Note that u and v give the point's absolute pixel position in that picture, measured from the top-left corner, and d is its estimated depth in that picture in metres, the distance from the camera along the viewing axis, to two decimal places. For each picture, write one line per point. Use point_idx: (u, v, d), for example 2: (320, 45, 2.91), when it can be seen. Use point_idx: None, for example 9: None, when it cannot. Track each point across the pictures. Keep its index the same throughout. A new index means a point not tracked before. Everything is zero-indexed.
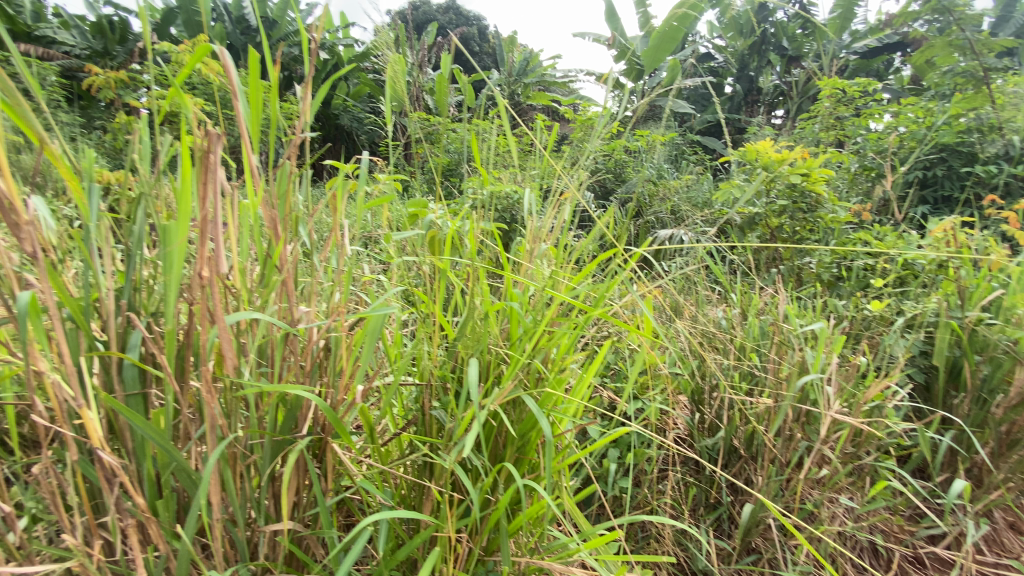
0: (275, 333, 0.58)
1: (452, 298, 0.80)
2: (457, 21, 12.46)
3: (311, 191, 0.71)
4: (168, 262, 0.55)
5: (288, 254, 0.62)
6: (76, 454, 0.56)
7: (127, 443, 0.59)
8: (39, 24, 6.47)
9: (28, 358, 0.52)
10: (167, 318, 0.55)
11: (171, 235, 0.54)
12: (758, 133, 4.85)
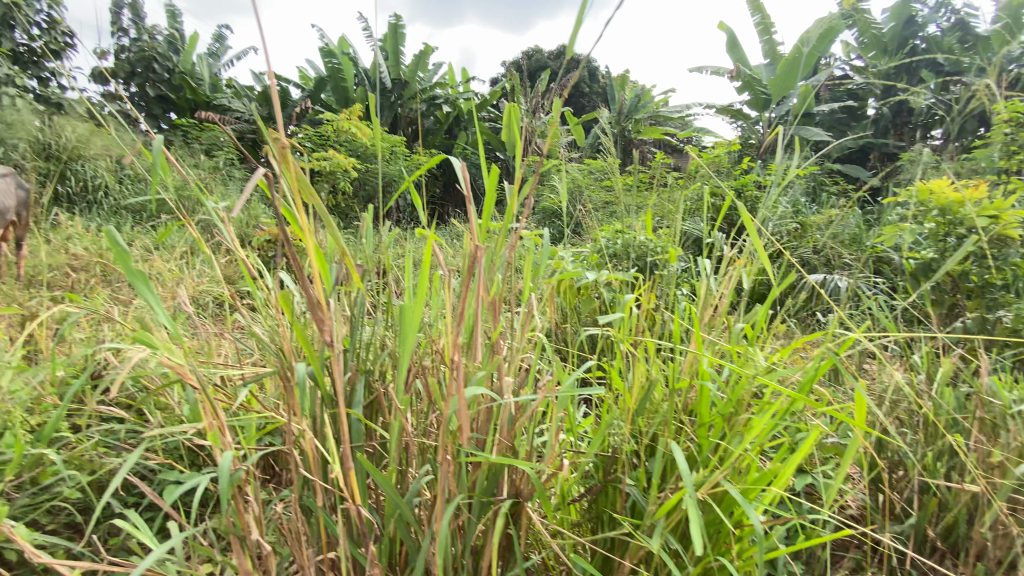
0: (493, 406, 0.65)
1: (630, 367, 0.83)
2: (568, 65, 12.96)
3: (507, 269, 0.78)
4: (405, 338, 0.65)
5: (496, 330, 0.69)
6: (319, 495, 0.66)
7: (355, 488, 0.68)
8: (216, 94, 7.47)
9: (295, 415, 0.64)
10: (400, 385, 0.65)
11: (408, 314, 0.64)
12: (913, 161, 4.32)
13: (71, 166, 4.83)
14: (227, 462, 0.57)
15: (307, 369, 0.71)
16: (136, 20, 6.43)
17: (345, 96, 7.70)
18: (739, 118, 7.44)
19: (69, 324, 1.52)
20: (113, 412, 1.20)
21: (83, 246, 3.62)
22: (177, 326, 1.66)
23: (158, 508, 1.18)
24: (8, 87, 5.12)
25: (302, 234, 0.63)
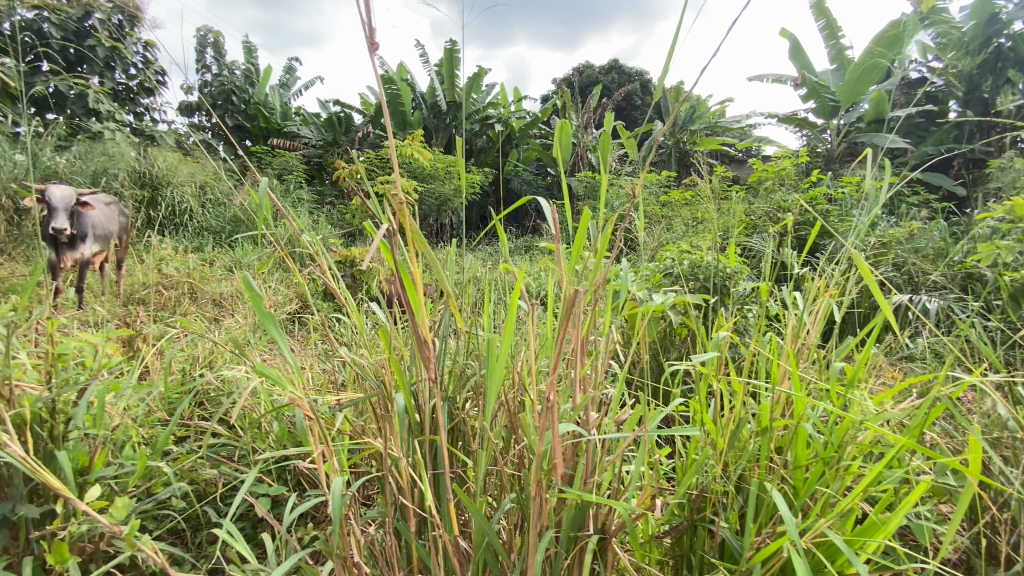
0: (583, 443, 0.66)
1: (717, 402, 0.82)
2: (618, 80, 12.94)
3: (595, 302, 0.79)
4: (494, 366, 0.67)
5: (585, 364, 0.69)
6: (411, 518, 0.69)
7: (444, 517, 0.70)
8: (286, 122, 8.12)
9: (391, 439, 0.68)
10: (489, 414, 0.67)
11: (499, 345, 0.67)
12: (1006, 166, 3.99)
13: (162, 193, 5.30)
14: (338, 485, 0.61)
15: (398, 395, 0.74)
16: (218, 58, 7.02)
17: (402, 119, 8.03)
18: (805, 126, 7.11)
19: (165, 342, 1.66)
20: (212, 426, 1.30)
21: (171, 266, 3.96)
22: (260, 347, 1.78)
23: (248, 518, 1.26)
24: (111, 124, 5.71)
25: (411, 277, 0.66)
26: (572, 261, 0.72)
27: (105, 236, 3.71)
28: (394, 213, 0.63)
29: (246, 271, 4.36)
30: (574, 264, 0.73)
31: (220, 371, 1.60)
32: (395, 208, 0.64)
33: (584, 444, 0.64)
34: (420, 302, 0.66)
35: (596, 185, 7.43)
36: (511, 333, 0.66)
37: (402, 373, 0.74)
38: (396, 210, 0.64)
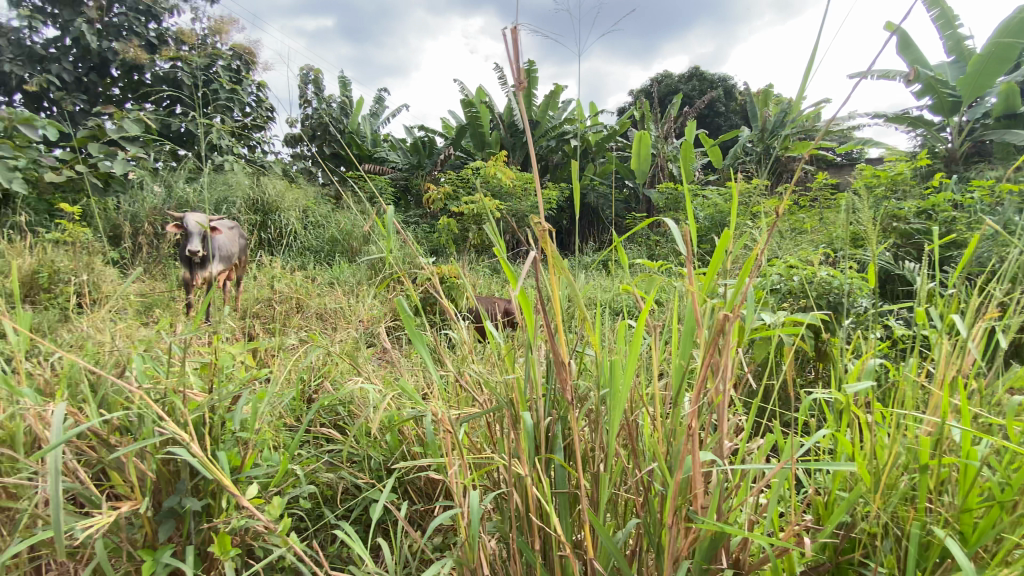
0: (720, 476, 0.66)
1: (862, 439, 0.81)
2: (699, 88, 12.50)
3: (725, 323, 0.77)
4: (622, 390, 0.68)
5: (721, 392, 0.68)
6: (535, 535, 0.72)
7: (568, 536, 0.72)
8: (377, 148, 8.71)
9: (519, 458, 0.71)
10: (615, 437, 0.68)
11: (626, 369, 0.67)
12: None
13: (272, 217, 5.87)
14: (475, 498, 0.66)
15: (521, 413, 0.77)
16: (318, 93, 7.69)
17: (481, 140, 8.30)
18: (919, 125, 6.43)
19: (284, 352, 1.83)
20: (332, 435, 1.43)
21: (280, 282, 4.36)
22: (362, 359, 1.91)
23: (360, 522, 1.36)
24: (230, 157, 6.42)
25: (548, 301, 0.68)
26: (708, 284, 0.70)
27: (228, 257, 4.15)
28: (538, 241, 0.64)
29: (343, 286, 4.69)
30: (708, 286, 0.71)
31: (331, 381, 1.74)
32: (538, 237, 0.64)
33: (722, 477, 0.63)
34: (556, 319, 0.67)
35: (679, 197, 7.20)
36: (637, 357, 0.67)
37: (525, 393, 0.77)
38: (540, 238, 0.64)
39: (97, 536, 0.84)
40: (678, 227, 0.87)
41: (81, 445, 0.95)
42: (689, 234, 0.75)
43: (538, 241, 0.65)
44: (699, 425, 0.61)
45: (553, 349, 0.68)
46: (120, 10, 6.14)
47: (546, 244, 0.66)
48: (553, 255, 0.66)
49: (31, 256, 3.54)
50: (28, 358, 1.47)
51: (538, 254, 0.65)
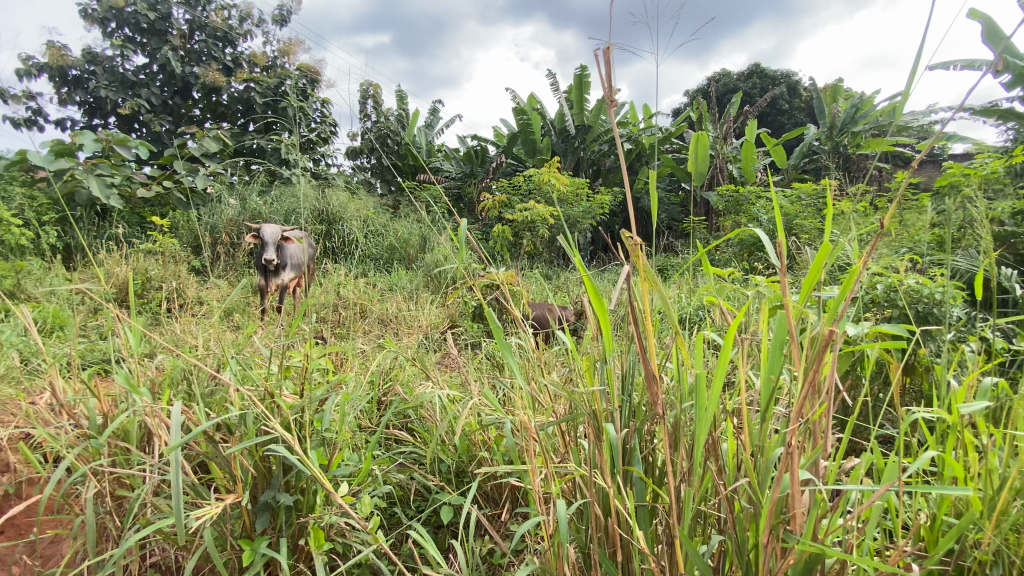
0: (815, 495, 0.66)
1: (972, 464, 0.77)
2: (760, 85, 11.98)
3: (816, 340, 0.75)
4: (709, 407, 0.69)
5: (815, 411, 0.67)
6: (616, 544, 0.74)
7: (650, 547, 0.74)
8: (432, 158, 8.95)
9: (601, 468, 0.73)
10: (700, 452, 0.69)
11: (712, 386, 0.68)
12: None
13: (336, 227, 6.17)
14: (563, 505, 0.70)
15: (602, 424, 0.80)
16: (377, 107, 8.01)
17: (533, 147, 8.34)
18: (1014, 116, 5.87)
19: (353, 356, 1.93)
20: (405, 437, 1.50)
21: (345, 288, 4.57)
22: (427, 366, 1.98)
23: (430, 522, 1.41)
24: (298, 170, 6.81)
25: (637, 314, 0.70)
26: (802, 297, 0.69)
27: (299, 265, 4.39)
28: (630, 255, 0.67)
29: (402, 292, 4.85)
30: (803, 300, 0.70)
31: (400, 384, 1.83)
32: (631, 252, 0.67)
33: (817, 496, 0.64)
34: (645, 333, 0.69)
35: (740, 199, 6.93)
36: (724, 375, 0.67)
37: (605, 406, 0.80)
38: (632, 253, 0.67)
39: (205, 526, 0.93)
40: (769, 240, 0.87)
41: (195, 441, 1.05)
42: (779, 247, 0.74)
43: (630, 256, 0.68)
44: (797, 446, 0.61)
45: (645, 362, 0.69)
46: (200, 37, 6.66)
47: (638, 258, 0.69)
48: (644, 269, 0.69)
49: (127, 264, 3.90)
50: (133, 358, 1.63)
51: (630, 268, 0.68)
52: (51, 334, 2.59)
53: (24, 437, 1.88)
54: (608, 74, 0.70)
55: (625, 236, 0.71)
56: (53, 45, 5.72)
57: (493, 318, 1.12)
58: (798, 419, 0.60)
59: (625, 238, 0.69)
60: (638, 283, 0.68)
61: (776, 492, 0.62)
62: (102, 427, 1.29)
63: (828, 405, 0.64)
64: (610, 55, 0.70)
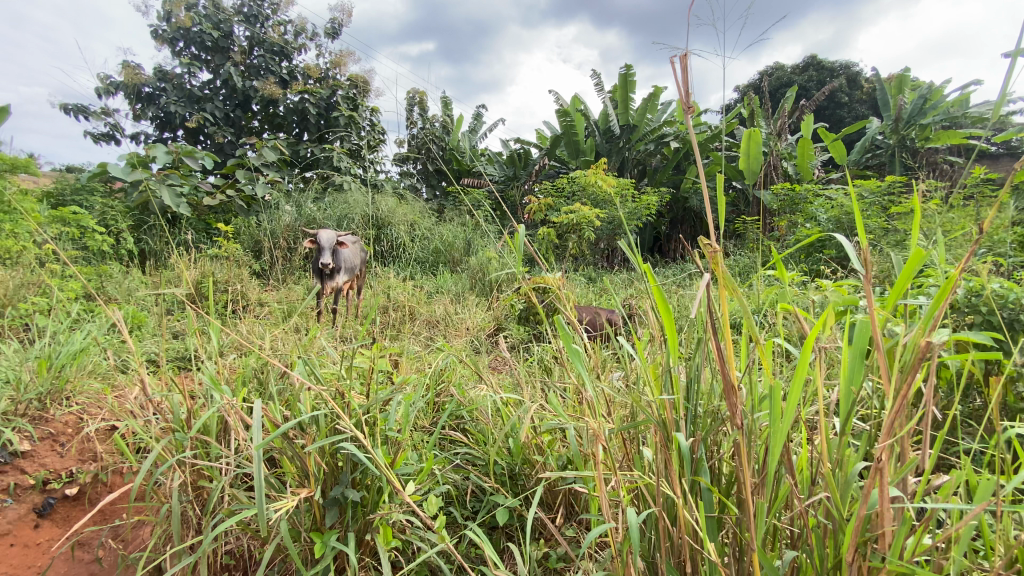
0: (903, 511, 0.65)
1: None
2: (817, 78, 11.41)
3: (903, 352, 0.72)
4: (785, 419, 0.67)
5: (902, 426, 0.65)
6: (685, 553, 0.75)
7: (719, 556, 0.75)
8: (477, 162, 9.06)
9: (670, 476, 0.74)
10: (775, 463, 0.69)
11: (788, 397, 0.67)
12: None
13: (385, 231, 6.34)
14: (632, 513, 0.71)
15: (670, 432, 0.80)
16: (423, 113, 8.20)
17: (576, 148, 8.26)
18: None
19: (406, 356, 1.97)
20: (460, 438, 1.52)
21: (394, 290, 4.69)
22: (477, 369, 2.01)
23: (486, 523, 1.44)
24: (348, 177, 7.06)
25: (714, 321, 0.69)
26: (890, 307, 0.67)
27: (352, 268, 4.55)
28: (708, 261, 0.67)
29: (448, 294, 4.92)
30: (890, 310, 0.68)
31: (454, 386, 1.86)
32: (709, 258, 0.67)
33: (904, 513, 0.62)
34: (724, 340, 0.68)
35: (797, 198, 6.62)
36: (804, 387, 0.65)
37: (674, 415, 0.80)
38: (710, 260, 0.67)
39: (283, 519, 0.99)
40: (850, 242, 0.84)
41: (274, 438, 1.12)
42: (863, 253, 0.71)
43: (708, 261, 0.68)
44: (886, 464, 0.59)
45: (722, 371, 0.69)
46: (258, 52, 7.01)
47: (716, 265, 0.68)
48: (722, 275, 0.69)
49: (195, 268, 4.16)
50: (206, 357, 1.73)
51: (708, 275, 0.68)
52: (130, 333, 2.79)
53: (110, 428, 2.04)
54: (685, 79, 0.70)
55: (702, 242, 0.71)
56: (129, 65, 6.18)
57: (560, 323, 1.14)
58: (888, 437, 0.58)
59: (703, 244, 0.69)
60: (717, 289, 0.68)
61: (863, 506, 0.62)
62: (185, 420, 1.40)
63: (920, 420, 0.61)
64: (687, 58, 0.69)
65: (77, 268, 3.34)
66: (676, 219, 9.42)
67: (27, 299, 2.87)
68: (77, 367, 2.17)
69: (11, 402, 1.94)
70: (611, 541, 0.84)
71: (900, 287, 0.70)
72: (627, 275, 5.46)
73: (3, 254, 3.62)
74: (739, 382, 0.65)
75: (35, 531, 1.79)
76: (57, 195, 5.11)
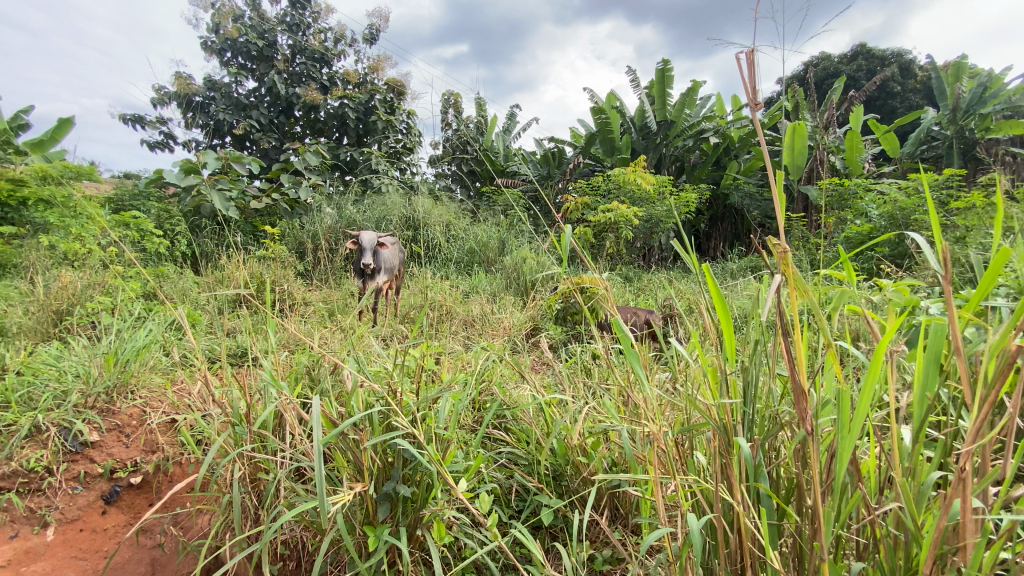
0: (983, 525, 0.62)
1: None
2: (867, 67, 10.86)
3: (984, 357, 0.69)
4: (851, 426, 0.66)
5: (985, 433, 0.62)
6: (747, 557, 0.76)
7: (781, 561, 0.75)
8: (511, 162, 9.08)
9: (730, 480, 0.75)
10: (843, 471, 0.68)
11: (857, 403, 0.65)
12: None
13: (421, 232, 6.43)
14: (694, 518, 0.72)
15: (731, 438, 0.81)
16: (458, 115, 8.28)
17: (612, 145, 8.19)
18: None
19: (448, 355, 1.99)
20: (504, 438, 1.53)
21: (432, 290, 4.75)
22: (517, 369, 2.02)
23: (530, 522, 1.44)
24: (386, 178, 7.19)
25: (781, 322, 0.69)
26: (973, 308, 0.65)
27: (392, 268, 4.63)
28: (778, 263, 0.67)
29: (484, 293, 4.95)
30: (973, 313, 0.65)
31: (496, 384, 1.88)
32: (778, 258, 0.67)
33: (986, 526, 0.60)
34: (793, 343, 0.67)
35: (846, 194, 6.33)
36: (873, 393, 0.63)
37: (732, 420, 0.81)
38: (779, 260, 0.67)
39: (340, 513, 1.03)
40: (924, 241, 0.80)
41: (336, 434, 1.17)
42: (943, 255, 0.69)
43: (778, 263, 0.68)
44: (968, 477, 0.58)
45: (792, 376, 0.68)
46: (301, 60, 7.26)
47: (787, 267, 0.68)
48: (792, 277, 0.68)
49: (244, 269, 4.33)
50: (258, 354, 1.81)
51: (778, 277, 0.68)
52: (185, 330, 2.94)
53: (170, 421, 2.16)
54: (754, 78, 0.70)
55: (770, 242, 0.70)
56: (182, 76, 6.51)
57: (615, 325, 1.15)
58: (971, 446, 0.57)
59: (771, 245, 0.69)
60: (787, 290, 0.67)
61: (941, 515, 0.61)
62: (243, 415, 1.46)
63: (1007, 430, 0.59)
64: (754, 57, 0.69)
65: (137, 269, 3.55)
66: (716, 217, 9.16)
67: (93, 298, 3.05)
68: (140, 363, 2.30)
69: (81, 395, 2.08)
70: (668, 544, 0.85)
71: (983, 289, 0.67)
72: (664, 274, 5.35)
73: (71, 256, 3.87)
74: (809, 384, 0.65)
75: (103, 517, 1.91)
76: (118, 201, 5.58)
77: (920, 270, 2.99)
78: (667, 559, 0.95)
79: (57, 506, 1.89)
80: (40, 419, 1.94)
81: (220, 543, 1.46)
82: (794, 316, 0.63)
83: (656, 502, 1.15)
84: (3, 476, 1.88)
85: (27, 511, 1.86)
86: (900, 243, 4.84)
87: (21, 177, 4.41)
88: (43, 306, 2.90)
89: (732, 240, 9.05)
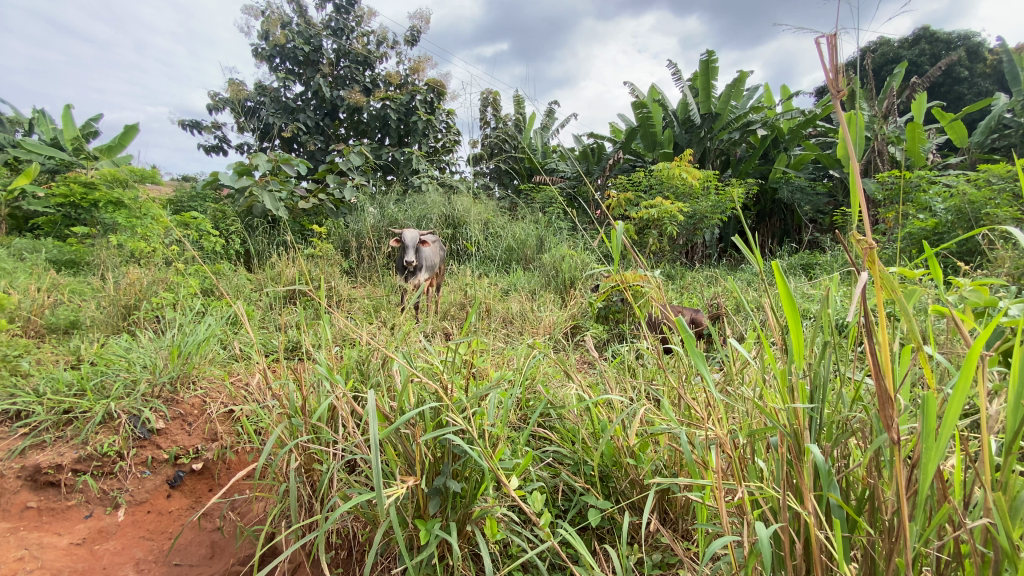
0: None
1: None
2: (931, 51, 10.16)
3: None
4: (935, 441, 0.63)
5: None
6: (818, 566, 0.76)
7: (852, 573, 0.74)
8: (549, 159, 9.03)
9: (802, 486, 0.75)
10: (925, 487, 0.65)
11: (946, 418, 0.61)
12: None
13: (460, 231, 6.46)
14: (768, 528, 0.72)
15: (802, 445, 0.80)
16: (495, 113, 8.32)
17: (653, 140, 8.01)
18: None
19: (492, 352, 1.98)
20: (550, 437, 1.53)
21: (473, 288, 4.75)
22: (557, 369, 1.99)
23: (576, 524, 1.43)
24: (426, 177, 7.25)
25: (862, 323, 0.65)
26: None
27: (433, 267, 4.55)
28: (863, 259, 0.64)
29: (524, 291, 4.91)
30: None
31: (543, 381, 1.85)
32: (863, 255, 0.64)
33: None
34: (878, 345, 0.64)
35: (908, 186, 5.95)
36: (957, 410, 0.60)
37: (802, 433, 0.80)
38: (865, 256, 0.64)
39: (394, 506, 1.06)
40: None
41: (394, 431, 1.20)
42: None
43: (863, 259, 0.65)
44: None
45: (884, 385, 0.64)
46: (344, 63, 7.44)
47: (874, 266, 0.65)
48: (879, 275, 0.65)
49: (292, 266, 4.48)
50: (309, 349, 1.84)
51: (865, 276, 0.65)
52: (240, 324, 3.08)
53: (228, 412, 2.27)
54: (834, 63, 0.66)
55: (853, 238, 0.68)
56: (234, 82, 6.79)
57: (682, 323, 1.03)
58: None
59: (855, 241, 0.66)
60: (874, 289, 0.64)
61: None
62: (299, 406, 1.50)
63: None
64: (836, 39, 0.65)
65: (196, 266, 3.73)
66: (763, 212, 8.81)
67: (156, 293, 3.23)
68: (201, 356, 2.41)
69: (149, 385, 2.20)
70: (735, 552, 0.85)
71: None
72: (710, 272, 5.13)
73: (137, 254, 4.05)
74: (891, 387, 0.62)
75: (167, 500, 2.02)
76: (177, 202, 5.91)
77: (995, 269, 2.80)
78: (728, 567, 0.93)
79: (128, 488, 2.01)
80: (112, 406, 2.09)
81: (277, 530, 1.52)
82: (880, 313, 0.60)
83: (713, 507, 1.12)
84: (80, 459, 2.02)
85: (101, 492, 1.99)
86: (968, 239, 4.52)
87: (92, 181, 4.80)
88: (114, 301, 3.11)
89: (781, 237, 8.68)
